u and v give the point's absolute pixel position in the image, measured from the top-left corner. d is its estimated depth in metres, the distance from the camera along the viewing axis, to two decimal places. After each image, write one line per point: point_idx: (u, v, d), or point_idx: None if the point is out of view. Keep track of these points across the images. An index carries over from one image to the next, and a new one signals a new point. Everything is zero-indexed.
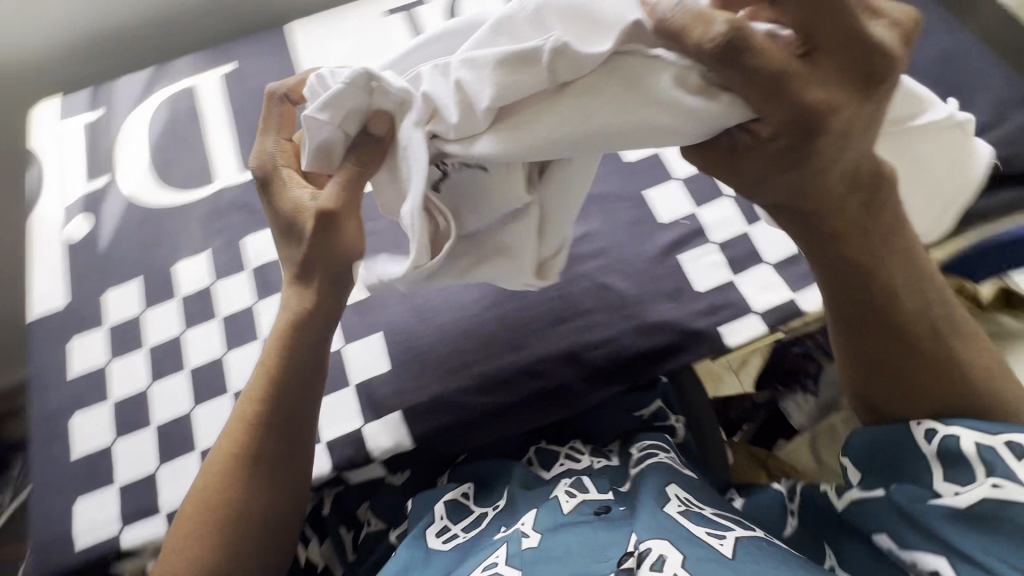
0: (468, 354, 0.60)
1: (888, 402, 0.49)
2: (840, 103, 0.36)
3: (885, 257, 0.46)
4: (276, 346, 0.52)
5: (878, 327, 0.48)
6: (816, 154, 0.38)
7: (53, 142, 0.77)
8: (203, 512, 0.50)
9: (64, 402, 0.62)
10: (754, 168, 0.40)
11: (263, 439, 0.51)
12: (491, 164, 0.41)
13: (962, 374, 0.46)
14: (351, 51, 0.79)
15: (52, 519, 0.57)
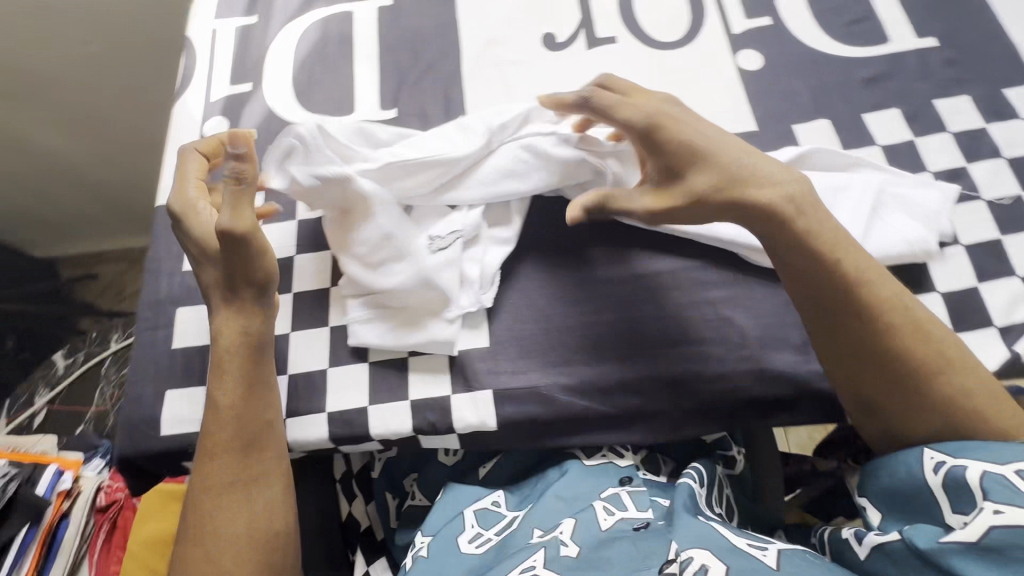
0: (570, 353, 0.58)
1: (898, 408, 0.49)
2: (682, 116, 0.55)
3: (848, 254, 0.51)
4: (224, 360, 0.53)
5: (859, 331, 0.50)
6: (689, 155, 0.53)
7: (206, 37, 0.77)
8: (192, 559, 0.48)
9: (173, 292, 0.63)
10: (681, 160, 0.53)
11: (231, 459, 0.51)
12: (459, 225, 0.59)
13: (941, 355, 0.49)
14: (513, 11, 0.76)
15: (144, 401, 0.59)
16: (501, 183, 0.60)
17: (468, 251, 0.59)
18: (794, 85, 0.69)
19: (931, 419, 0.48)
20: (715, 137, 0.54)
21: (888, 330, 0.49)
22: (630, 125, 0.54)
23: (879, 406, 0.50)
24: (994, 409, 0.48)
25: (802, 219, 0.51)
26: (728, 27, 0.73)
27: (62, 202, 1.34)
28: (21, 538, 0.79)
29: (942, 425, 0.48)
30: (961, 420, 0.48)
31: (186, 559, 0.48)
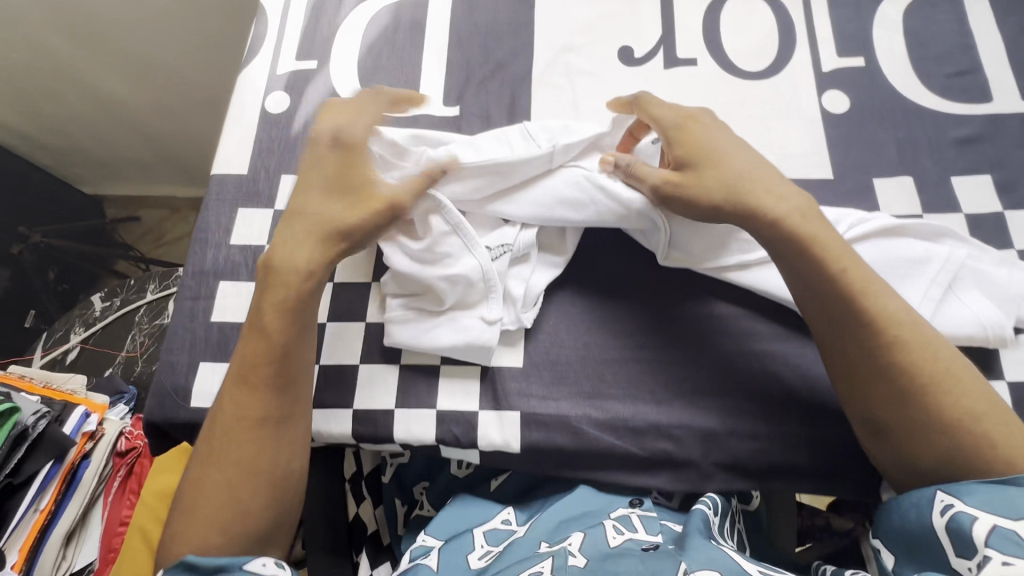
0: (606, 386, 0.57)
1: (902, 427, 0.47)
2: (697, 124, 0.56)
3: (866, 278, 0.50)
4: (279, 287, 0.53)
5: (863, 342, 0.49)
6: (699, 152, 0.54)
7: (278, 7, 0.76)
8: (211, 478, 0.50)
9: (218, 264, 0.63)
10: (697, 163, 0.54)
11: (264, 393, 0.51)
12: (507, 241, 0.57)
13: (944, 370, 0.47)
14: (592, 19, 0.73)
15: (178, 370, 0.59)
16: (555, 206, 0.58)
17: (514, 267, 0.58)
18: (880, 135, 0.65)
19: (937, 441, 0.46)
20: (723, 138, 0.56)
21: (894, 342, 0.48)
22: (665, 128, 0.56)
23: (884, 425, 0.48)
24: (1004, 434, 0.45)
25: (800, 221, 0.51)
26: (818, 63, 0.69)
27: (117, 145, 1.37)
28: (44, 474, 0.81)
29: (947, 446, 0.46)
30: (966, 441, 0.45)
31: (206, 473, 0.50)
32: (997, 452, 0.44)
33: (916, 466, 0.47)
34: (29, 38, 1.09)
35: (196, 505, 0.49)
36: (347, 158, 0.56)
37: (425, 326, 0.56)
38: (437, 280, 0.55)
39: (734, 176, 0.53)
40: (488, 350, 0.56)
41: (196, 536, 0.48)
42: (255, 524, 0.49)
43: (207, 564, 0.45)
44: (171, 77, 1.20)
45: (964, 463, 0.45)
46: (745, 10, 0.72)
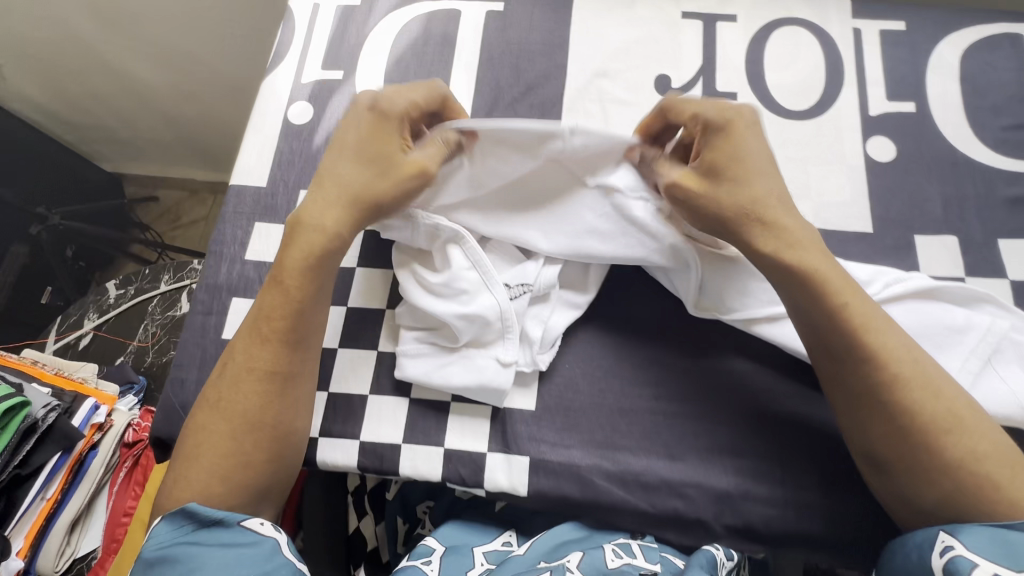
0: (619, 435, 0.55)
1: (904, 464, 0.46)
2: (736, 122, 0.50)
3: (868, 310, 0.48)
4: (301, 246, 0.52)
5: (864, 378, 0.47)
6: (727, 163, 0.50)
7: (307, 11, 0.74)
8: (215, 431, 0.50)
9: (231, 279, 0.62)
10: (734, 171, 0.50)
11: (279, 351, 0.51)
12: (527, 281, 0.55)
13: (947, 411, 0.45)
14: (629, 44, 0.70)
15: (185, 387, 0.59)
16: (584, 239, 0.56)
17: (532, 307, 0.56)
18: (926, 188, 0.62)
19: (937, 481, 0.45)
20: (759, 148, 0.50)
21: (893, 379, 0.46)
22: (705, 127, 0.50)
23: (886, 460, 0.47)
24: (1006, 477, 0.44)
25: (801, 253, 0.48)
26: (865, 106, 0.66)
27: (138, 127, 1.36)
28: (52, 465, 0.82)
29: (949, 486, 0.45)
30: (968, 484, 0.44)
31: (210, 423, 0.51)
32: (1000, 495, 0.43)
33: (919, 505, 0.46)
34: (55, 19, 1.08)
35: (200, 453, 0.50)
36: (380, 123, 0.54)
37: (440, 364, 0.55)
38: (453, 319, 0.53)
39: (747, 200, 0.49)
40: (501, 393, 0.54)
41: (201, 484, 0.49)
42: (255, 476, 0.50)
43: (205, 516, 0.47)
44: (196, 66, 1.19)
45: (962, 505, 0.44)
46: (791, 45, 0.69)
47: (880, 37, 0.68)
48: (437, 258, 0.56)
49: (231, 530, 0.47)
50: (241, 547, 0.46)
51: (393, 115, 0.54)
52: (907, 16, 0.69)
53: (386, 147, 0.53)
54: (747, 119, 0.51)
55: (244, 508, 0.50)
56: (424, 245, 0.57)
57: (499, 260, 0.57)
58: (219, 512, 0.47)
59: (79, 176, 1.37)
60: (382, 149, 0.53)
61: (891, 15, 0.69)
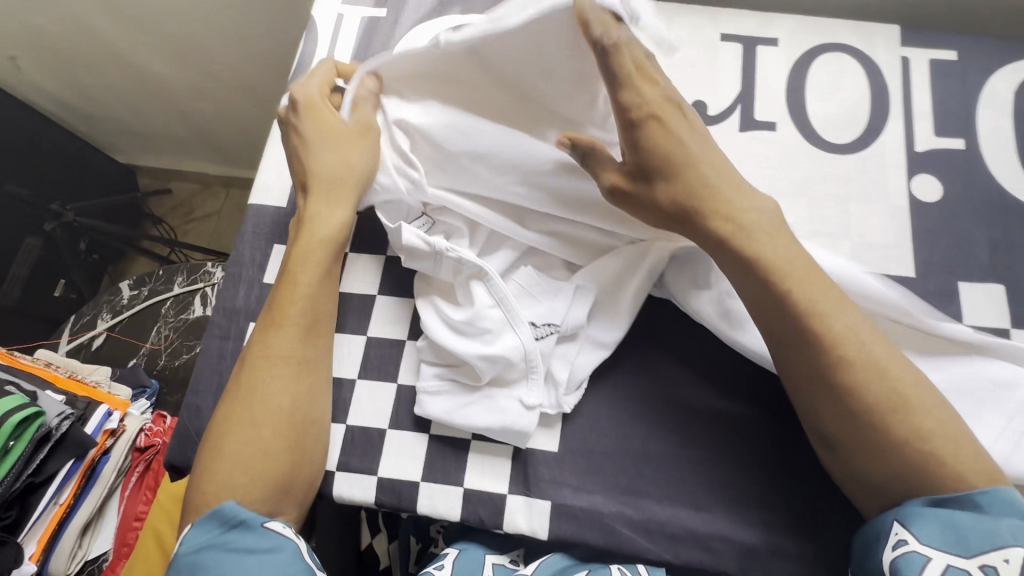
0: (642, 481, 0.54)
1: (851, 443, 0.45)
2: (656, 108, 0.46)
3: (813, 292, 0.46)
4: (308, 237, 0.56)
5: (812, 361, 0.45)
6: (655, 162, 0.47)
7: (330, 22, 0.72)
8: (231, 427, 0.49)
9: (249, 304, 0.61)
10: (663, 174, 0.47)
11: (297, 336, 0.52)
12: (554, 320, 0.53)
13: (892, 390, 0.44)
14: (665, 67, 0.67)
15: (201, 414, 0.58)
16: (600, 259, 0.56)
17: (559, 346, 0.55)
18: (971, 232, 0.59)
19: (885, 459, 0.44)
20: (688, 140, 0.47)
21: (840, 362, 0.45)
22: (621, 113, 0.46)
23: (834, 440, 0.46)
24: (951, 452, 0.43)
25: (752, 242, 0.46)
26: (910, 141, 0.63)
27: (153, 122, 1.35)
28: (65, 471, 0.81)
29: (897, 464, 0.44)
30: (915, 459, 0.43)
31: (226, 423, 0.49)
32: (945, 470, 0.43)
33: (867, 482, 0.46)
34: (72, 13, 1.07)
35: (221, 452, 0.48)
36: (313, 110, 0.58)
37: (462, 405, 0.54)
38: (476, 360, 0.52)
39: (682, 198, 0.47)
40: (524, 435, 0.52)
41: (225, 479, 0.47)
42: (276, 468, 0.48)
43: (233, 517, 0.46)
44: (210, 63, 1.16)
45: (908, 484, 0.44)
46: (834, 72, 0.66)
47: (930, 67, 0.65)
48: (461, 294, 0.55)
49: (255, 533, 0.45)
50: (265, 552, 0.45)
51: (315, 101, 0.58)
52: (960, 45, 0.65)
53: (326, 123, 0.57)
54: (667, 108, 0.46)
55: (268, 504, 0.48)
56: (446, 277, 0.56)
57: (525, 295, 0.55)
58: (245, 513, 0.46)
59: (92, 167, 1.35)
60: (325, 125, 0.57)
61: (943, 43, 0.66)
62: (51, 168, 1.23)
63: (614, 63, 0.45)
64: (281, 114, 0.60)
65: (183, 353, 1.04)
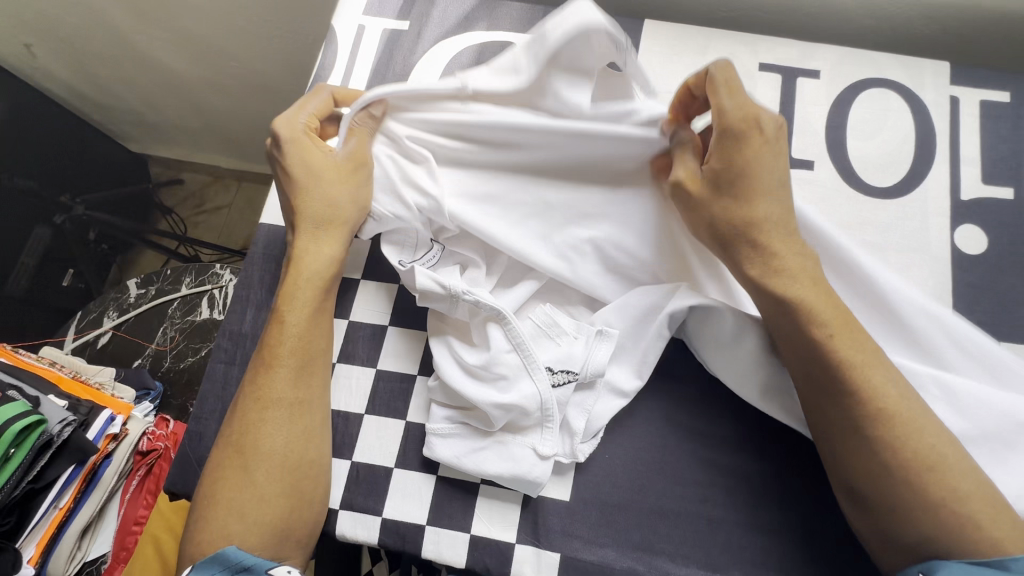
0: (656, 536, 0.51)
1: (882, 501, 0.43)
2: (752, 131, 0.46)
3: (851, 345, 0.44)
4: (296, 277, 0.53)
5: (849, 410, 0.43)
6: (738, 175, 0.46)
7: (351, 34, 0.69)
8: (226, 474, 0.48)
9: (256, 329, 0.60)
10: (741, 191, 0.46)
11: (288, 376, 0.50)
12: (574, 368, 0.51)
13: (928, 445, 0.42)
14: None
15: (205, 441, 0.57)
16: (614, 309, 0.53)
17: (576, 395, 0.52)
18: (1016, 289, 0.56)
19: (916, 521, 0.41)
20: (774, 169, 0.46)
21: (880, 413, 0.43)
22: (721, 114, 0.46)
23: (867, 496, 0.44)
24: (988, 514, 0.41)
25: (787, 282, 0.45)
26: (956, 187, 0.59)
27: (167, 115, 1.33)
28: (65, 477, 0.80)
29: (926, 528, 0.41)
30: (951, 524, 0.41)
31: (221, 469, 0.48)
32: (983, 535, 0.40)
33: (897, 541, 0.43)
34: (89, 6, 1.04)
35: (218, 499, 0.47)
36: (298, 143, 0.54)
37: (478, 450, 0.52)
38: (490, 408, 0.50)
39: (743, 220, 0.46)
40: (536, 485, 0.50)
41: (220, 527, 0.46)
42: (273, 513, 0.47)
43: (236, 561, 0.44)
44: (225, 59, 1.13)
45: (941, 546, 0.41)
46: (878, 109, 0.62)
47: (980, 108, 0.61)
48: (475, 334, 0.53)
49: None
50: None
51: (297, 134, 0.54)
52: (1013, 86, 0.62)
53: (314, 158, 0.54)
54: (772, 135, 0.46)
55: (268, 551, 0.46)
56: (461, 316, 0.54)
57: (542, 336, 0.53)
58: (248, 559, 0.44)
59: (103, 157, 1.33)
60: (313, 161, 0.54)
61: (995, 83, 0.62)
62: (64, 159, 1.21)
63: (717, 89, 0.47)
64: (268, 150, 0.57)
65: (188, 356, 1.02)
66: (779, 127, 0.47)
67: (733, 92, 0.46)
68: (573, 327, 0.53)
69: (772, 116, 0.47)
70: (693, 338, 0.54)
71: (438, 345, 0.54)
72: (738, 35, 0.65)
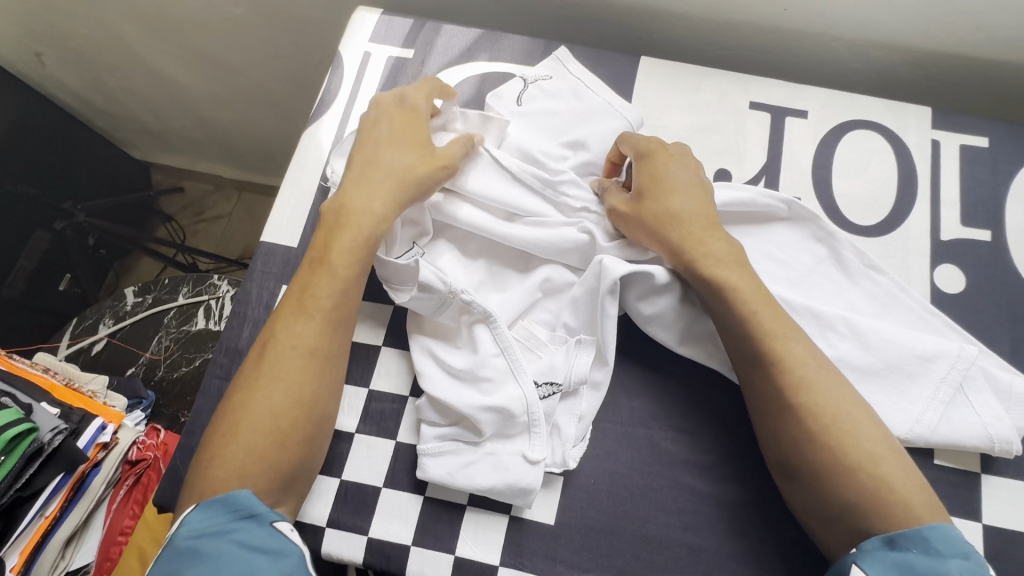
0: (638, 561, 0.52)
1: (809, 471, 0.46)
2: (657, 153, 0.56)
3: (775, 319, 0.49)
4: (347, 229, 0.54)
5: (772, 383, 0.48)
6: (652, 181, 0.55)
7: (357, 61, 0.72)
8: (248, 407, 0.48)
9: (252, 345, 0.61)
10: (655, 199, 0.54)
11: (329, 327, 0.51)
12: (560, 384, 0.54)
13: (844, 411, 0.47)
14: (690, 132, 0.66)
15: (195, 456, 0.58)
16: (596, 316, 0.55)
17: (563, 403, 0.55)
18: (991, 329, 0.58)
19: (839, 487, 0.45)
20: (685, 175, 0.55)
21: (799, 382, 0.47)
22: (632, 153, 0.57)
23: (796, 468, 0.47)
24: (902, 481, 0.45)
25: (715, 265, 0.51)
26: (937, 228, 0.61)
27: (171, 126, 1.35)
28: (53, 485, 0.79)
29: (850, 492, 0.45)
30: (868, 486, 0.44)
31: (240, 408, 0.48)
32: (898, 498, 0.44)
33: (825, 513, 0.46)
34: (100, 18, 1.07)
35: (234, 434, 0.47)
36: (412, 116, 0.58)
37: (470, 463, 0.53)
38: (476, 408, 0.52)
39: (663, 219, 0.53)
40: (528, 494, 0.51)
41: (232, 464, 0.46)
42: (288, 459, 0.48)
43: (245, 506, 0.45)
44: (232, 74, 1.16)
45: (866, 519, 0.44)
46: (862, 150, 0.65)
47: (960, 152, 0.64)
48: (461, 346, 0.56)
49: (265, 531, 0.44)
50: (275, 552, 0.44)
51: (418, 111, 0.59)
52: (992, 132, 0.64)
53: (420, 137, 0.57)
54: (677, 152, 0.57)
55: (271, 495, 0.47)
56: (448, 320, 0.57)
57: (525, 350, 0.57)
58: (259, 506, 0.45)
59: (106, 163, 1.34)
60: (415, 138, 0.57)
61: (975, 129, 0.64)
62: (67, 166, 1.23)
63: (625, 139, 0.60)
64: (381, 106, 0.59)
65: (182, 365, 1.03)
66: (683, 148, 0.58)
67: (632, 139, 0.59)
68: (551, 339, 0.57)
69: (675, 147, 0.58)
70: (670, 341, 0.56)
71: (420, 342, 0.57)
72: (730, 75, 0.68)
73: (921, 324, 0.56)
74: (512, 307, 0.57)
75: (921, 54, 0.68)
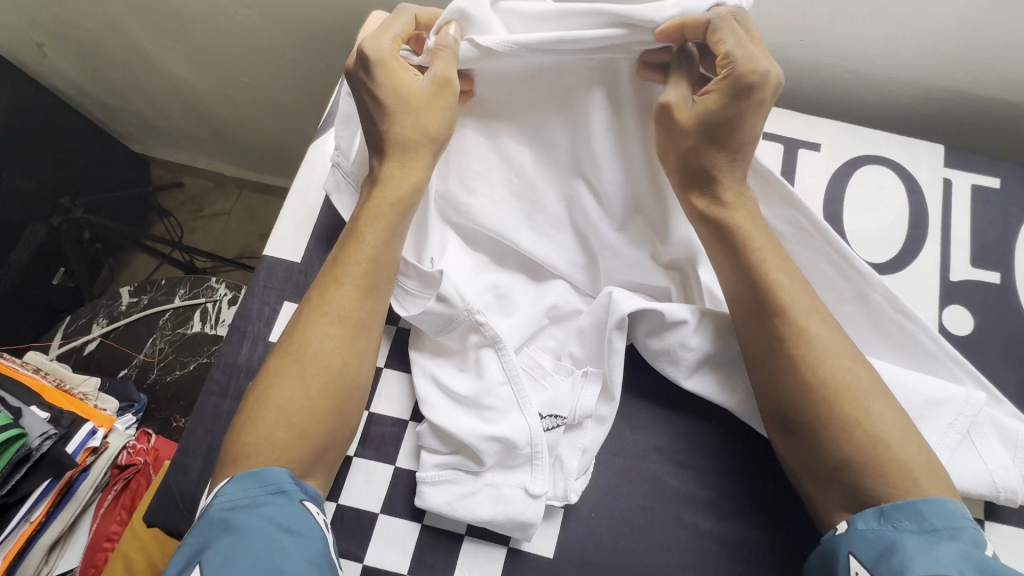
0: None
1: (807, 424, 0.47)
2: (756, 84, 0.47)
3: (785, 273, 0.49)
4: (377, 200, 0.53)
5: (772, 332, 0.48)
6: (722, 124, 0.49)
7: None
8: (279, 375, 0.48)
9: (251, 362, 0.60)
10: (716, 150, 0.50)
11: (358, 295, 0.51)
12: (564, 420, 0.53)
13: (845, 363, 0.47)
14: None
15: (189, 475, 0.57)
16: (604, 351, 0.54)
17: (566, 435, 0.54)
18: (998, 372, 0.58)
19: (833, 439, 0.46)
20: (756, 126, 0.50)
21: (801, 333, 0.48)
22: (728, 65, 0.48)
23: (792, 420, 0.48)
24: (897, 438, 0.45)
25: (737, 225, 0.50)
26: (947, 268, 0.61)
27: (172, 121, 1.33)
28: (41, 490, 0.77)
29: (843, 448, 0.45)
30: (862, 444, 0.45)
31: (272, 375, 0.49)
32: (891, 457, 0.44)
33: (818, 468, 0.47)
34: (105, 13, 1.05)
35: (264, 402, 0.47)
36: (382, 65, 0.52)
37: (471, 493, 0.52)
38: (478, 438, 0.51)
39: (711, 163, 0.50)
40: (527, 528, 0.50)
41: (263, 433, 0.46)
42: (317, 428, 0.48)
43: (275, 481, 0.44)
44: (237, 74, 1.14)
45: (856, 475, 0.45)
46: (875, 185, 0.64)
47: (971, 192, 0.64)
48: (464, 371, 0.55)
49: (293, 508, 0.44)
50: (300, 530, 0.42)
51: (386, 55, 0.52)
52: (1004, 173, 0.64)
53: (402, 81, 0.52)
54: (772, 92, 0.49)
55: (303, 466, 0.47)
56: (455, 343, 0.56)
57: (530, 379, 0.56)
58: (287, 482, 0.44)
59: (106, 157, 1.32)
60: (395, 91, 0.52)
61: (987, 170, 0.64)
62: (65, 160, 1.20)
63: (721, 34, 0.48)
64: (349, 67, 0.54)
65: (175, 368, 1.02)
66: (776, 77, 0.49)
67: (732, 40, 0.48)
68: (557, 369, 0.56)
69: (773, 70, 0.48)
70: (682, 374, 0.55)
71: (423, 367, 0.56)
72: None
73: (931, 365, 0.55)
74: (518, 334, 0.56)
75: (935, 92, 0.68)
